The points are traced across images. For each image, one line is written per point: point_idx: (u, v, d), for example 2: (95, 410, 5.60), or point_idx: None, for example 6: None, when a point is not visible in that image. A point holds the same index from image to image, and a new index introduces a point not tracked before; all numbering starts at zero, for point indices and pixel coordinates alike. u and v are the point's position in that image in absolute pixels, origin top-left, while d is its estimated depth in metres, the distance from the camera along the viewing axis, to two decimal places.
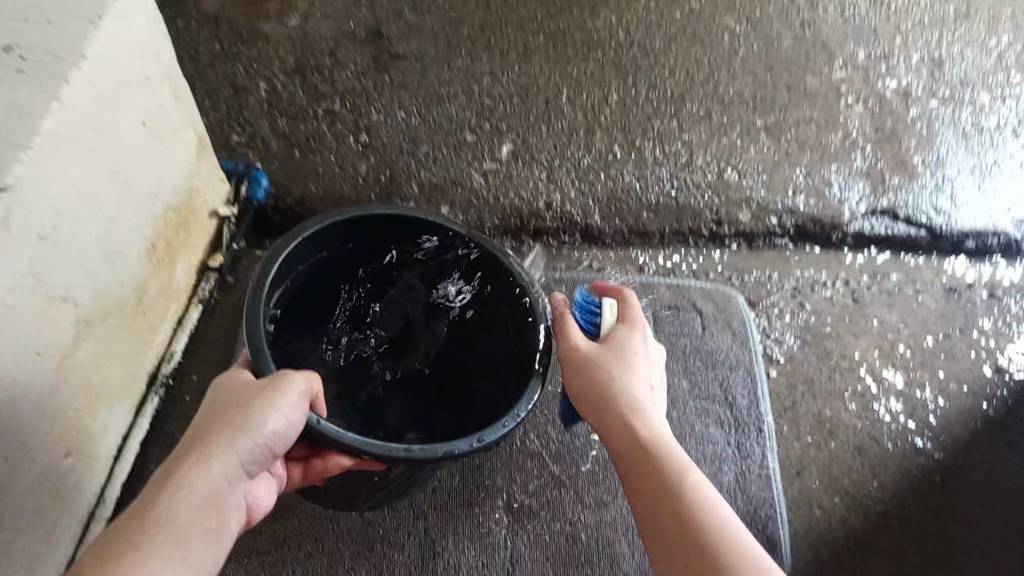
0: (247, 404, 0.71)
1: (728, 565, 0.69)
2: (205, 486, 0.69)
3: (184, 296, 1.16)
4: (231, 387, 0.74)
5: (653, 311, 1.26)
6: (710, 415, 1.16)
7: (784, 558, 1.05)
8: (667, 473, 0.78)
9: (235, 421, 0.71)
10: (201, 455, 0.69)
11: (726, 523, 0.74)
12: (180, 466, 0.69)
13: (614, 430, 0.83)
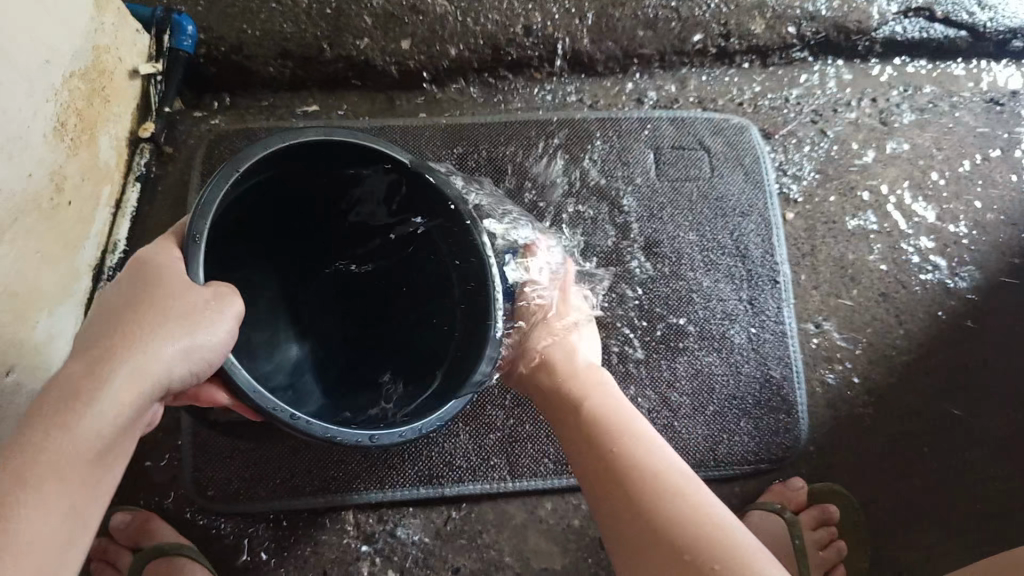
0: (170, 311, 0.60)
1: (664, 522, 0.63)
2: (114, 401, 0.57)
3: (118, 176, 1.01)
4: (147, 279, 0.61)
5: (653, 152, 1.11)
6: (721, 268, 1.06)
7: (800, 422, 1.00)
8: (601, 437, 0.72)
9: (158, 337, 0.59)
10: (115, 372, 0.57)
11: (654, 459, 0.69)
12: (84, 368, 0.57)
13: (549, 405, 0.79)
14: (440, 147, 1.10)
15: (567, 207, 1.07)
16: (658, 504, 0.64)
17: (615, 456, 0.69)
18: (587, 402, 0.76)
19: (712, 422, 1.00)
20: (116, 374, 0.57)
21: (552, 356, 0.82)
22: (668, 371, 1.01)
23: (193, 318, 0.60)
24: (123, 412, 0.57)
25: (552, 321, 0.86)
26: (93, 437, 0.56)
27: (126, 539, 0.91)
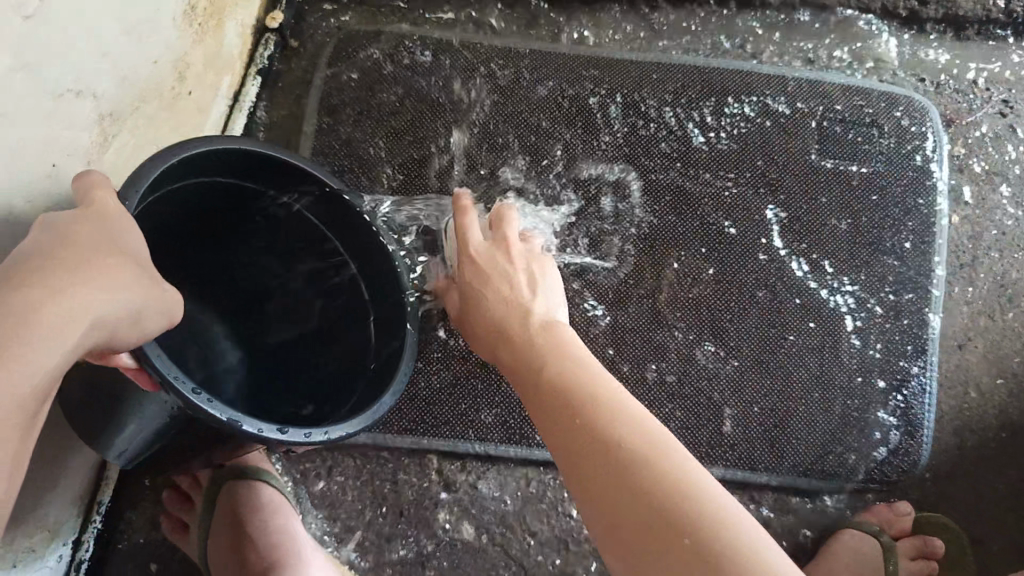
0: (118, 264, 0.49)
1: (631, 474, 0.50)
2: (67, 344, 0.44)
3: (238, 67, 0.94)
4: (89, 220, 0.50)
5: (818, 123, 0.99)
6: (872, 266, 0.96)
7: (922, 446, 0.93)
8: (572, 383, 0.59)
9: (115, 288, 0.48)
10: (69, 311, 0.45)
11: (614, 417, 0.55)
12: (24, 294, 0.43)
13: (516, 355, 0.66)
14: (585, 80, 0.99)
15: (712, 169, 0.97)
16: (619, 471, 0.51)
17: (572, 424, 0.56)
18: (543, 362, 0.63)
19: (830, 429, 0.93)
20: (72, 312, 0.45)
21: (495, 313, 0.69)
22: (794, 370, 0.93)
23: (142, 286, 0.51)
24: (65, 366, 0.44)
25: (489, 266, 0.72)
26: (38, 387, 0.42)
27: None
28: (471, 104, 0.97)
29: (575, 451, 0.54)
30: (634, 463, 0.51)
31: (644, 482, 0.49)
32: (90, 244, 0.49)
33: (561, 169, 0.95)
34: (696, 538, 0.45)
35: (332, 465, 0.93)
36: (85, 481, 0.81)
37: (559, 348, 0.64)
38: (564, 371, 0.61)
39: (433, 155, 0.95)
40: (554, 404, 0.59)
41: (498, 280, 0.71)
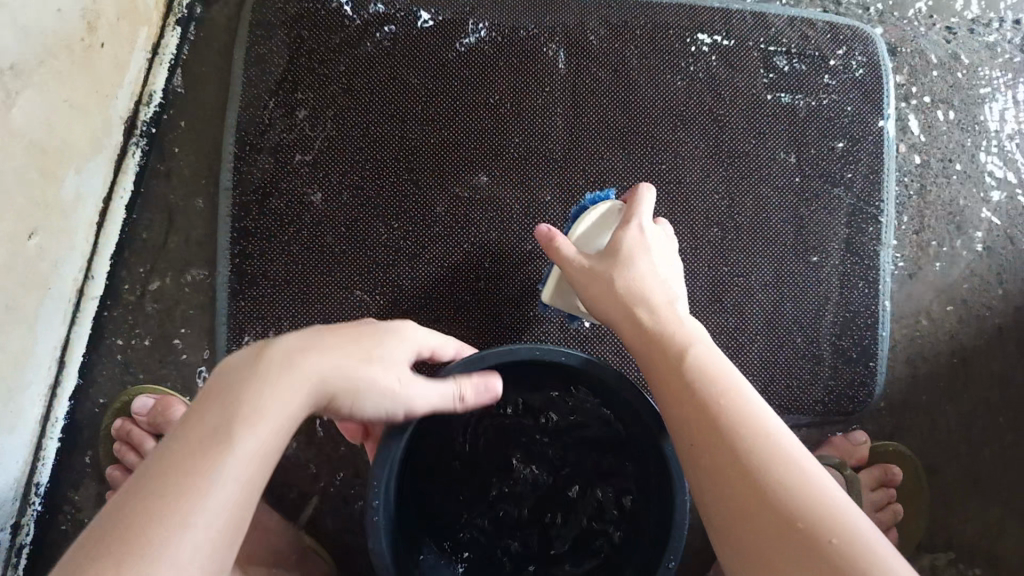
0: (406, 338, 0.58)
1: (776, 483, 0.52)
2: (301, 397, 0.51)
3: (157, 18, 0.88)
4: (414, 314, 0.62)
5: (763, 57, 0.96)
6: (823, 199, 0.95)
7: (878, 377, 0.93)
8: (705, 382, 0.61)
9: (375, 353, 0.56)
10: (320, 356, 0.53)
11: (754, 412, 0.58)
12: (316, 348, 0.53)
13: (643, 342, 0.67)
14: (524, 19, 0.94)
15: (658, 109, 0.94)
16: (761, 467, 0.53)
17: (710, 407, 0.58)
18: (674, 341, 0.65)
19: (785, 366, 0.92)
20: (323, 358, 0.53)
21: (641, 286, 0.71)
22: (747, 309, 0.93)
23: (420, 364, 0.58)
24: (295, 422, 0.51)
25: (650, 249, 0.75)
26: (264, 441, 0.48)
27: (147, 425, 0.83)
28: (407, 46, 0.92)
29: (714, 452, 0.56)
30: (778, 471, 0.53)
31: (788, 493, 0.51)
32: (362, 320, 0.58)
33: (504, 114, 0.92)
34: (843, 541, 0.48)
35: None
36: (17, 458, 0.78)
37: (692, 343, 0.65)
38: (695, 354, 0.63)
39: (372, 103, 0.91)
40: (683, 384, 0.61)
41: (655, 263, 0.73)
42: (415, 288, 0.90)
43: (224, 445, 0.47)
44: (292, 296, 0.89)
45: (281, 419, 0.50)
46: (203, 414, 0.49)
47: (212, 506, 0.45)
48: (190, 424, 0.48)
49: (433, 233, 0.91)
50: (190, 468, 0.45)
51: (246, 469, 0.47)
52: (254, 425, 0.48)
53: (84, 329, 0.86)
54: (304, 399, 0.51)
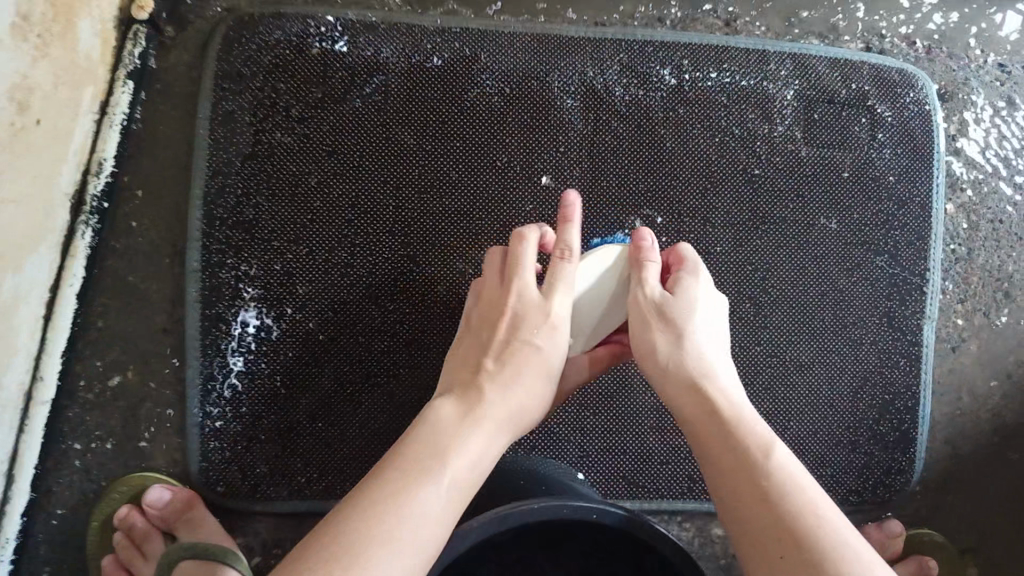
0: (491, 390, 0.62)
1: None
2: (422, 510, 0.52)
3: (103, 73, 0.75)
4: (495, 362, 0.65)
5: (802, 109, 0.85)
6: (864, 268, 0.86)
7: (915, 463, 0.86)
8: (781, 496, 0.53)
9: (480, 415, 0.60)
10: (480, 437, 0.58)
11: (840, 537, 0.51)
12: (422, 441, 0.57)
13: (708, 430, 0.59)
14: (537, 67, 0.82)
15: (687, 169, 0.84)
16: None
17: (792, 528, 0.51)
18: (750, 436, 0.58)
19: (820, 453, 0.85)
20: (482, 439, 0.58)
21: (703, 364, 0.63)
22: (780, 393, 0.85)
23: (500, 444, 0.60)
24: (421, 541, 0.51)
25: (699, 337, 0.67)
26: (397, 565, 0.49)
27: (160, 521, 0.77)
28: (397, 101, 0.80)
29: None
30: None
31: None
32: (505, 371, 0.63)
33: (514, 178, 0.81)
34: None
35: (267, 539, 0.81)
36: None
37: (763, 439, 0.57)
38: (776, 460, 0.56)
39: (360, 168, 0.80)
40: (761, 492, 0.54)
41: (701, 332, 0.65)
42: (414, 381, 0.80)
43: (390, 527, 0.50)
44: (272, 391, 0.79)
45: (419, 528, 0.51)
46: (373, 495, 0.52)
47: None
48: (358, 503, 0.52)
49: (431, 315, 0.81)
50: (350, 554, 0.48)
51: (405, 560, 0.49)
52: (416, 515, 0.51)
53: (34, 436, 0.75)
54: (494, 420, 0.60)
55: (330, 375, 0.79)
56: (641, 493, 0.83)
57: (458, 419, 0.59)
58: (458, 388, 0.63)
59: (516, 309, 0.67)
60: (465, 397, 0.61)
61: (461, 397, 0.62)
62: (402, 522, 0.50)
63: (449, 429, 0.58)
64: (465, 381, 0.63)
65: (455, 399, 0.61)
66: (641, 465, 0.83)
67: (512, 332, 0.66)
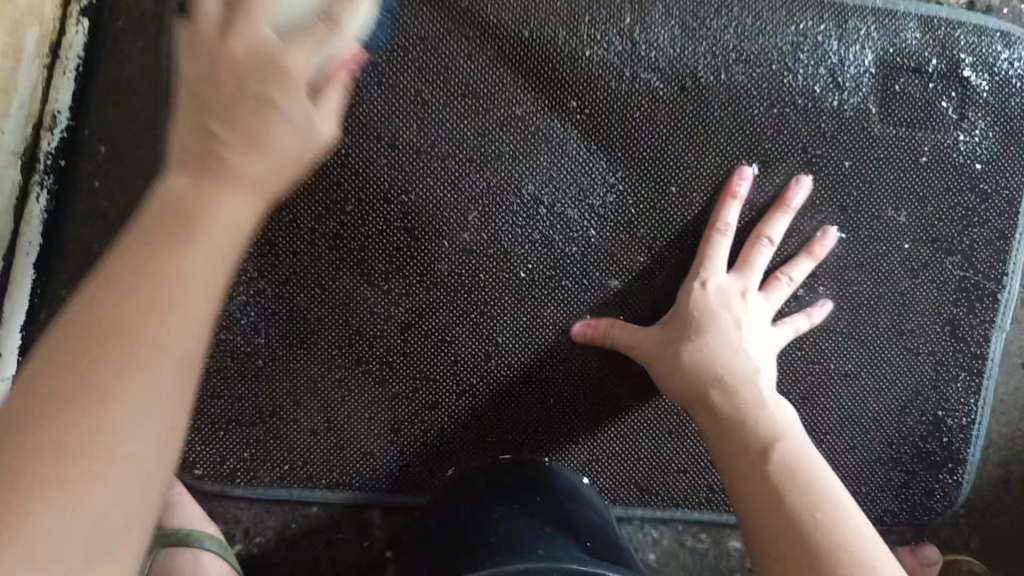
0: (207, 197, 0.47)
1: (806, 527, 0.54)
2: (151, 394, 0.40)
3: (50, 10, 0.65)
4: (207, 196, 0.47)
5: (884, 75, 0.72)
6: (931, 270, 0.74)
7: (962, 483, 0.78)
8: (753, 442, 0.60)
9: (194, 247, 0.44)
10: (252, 203, 0.49)
11: (801, 456, 0.59)
12: (161, 275, 0.43)
13: (696, 391, 0.64)
14: (564, 8, 0.70)
15: (737, 142, 0.72)
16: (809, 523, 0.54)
17: (801, 525, 0.54)
18: (757, 434, 0.61)
19: (859, 471, 0.77)
20: (211, 268, 0.45)
21: (694, 331, 0.66)
22: (823, 405, 0.76)
23: (219, 290, 0.46)
24: (145, 402, 0.40)
25: (716, 308, 0.67)
26: (110, 477, 0.38)
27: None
28: (394, 44, 0.69)
29: (765, 511, 0.56)
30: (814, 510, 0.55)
31: (816, 532, 0.54)
32: (243, 126, 0.51)
33: (529, 140, 0.71)
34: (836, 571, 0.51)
35: (250, 525, 0.76)
36: None
37: (746, 390, 0.63)
38: (760, 424, 0.61)
39: (350, 123, 0.69)
40: (769, 484, 0.57)
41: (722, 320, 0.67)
42: (408, 367, 0.73)
43: (150, 369, 0.40)
44: (255, 372, 0.72)
45: (146, 423, 0.40)
46: (139, 287, 0.42)
47: (122, 488, 0.38)
48: (119, 275, 0.42)
49: (432, 293, 0.72)
50: (58, 451, 0.37)
51: (132, 513, 0.40)
52: (162, 381, 0.41)
53: None
54: (223, 237, 0.46)
55: (314, 355, 0.72)
56: (653, 499, 0.77)
57: (196, 184, 0.47)
58: (202, 164, 0.49)
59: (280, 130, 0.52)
60: (205, 173, 0.48)
61: (188, 167, 0.49)
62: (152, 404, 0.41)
63: (200, 213, 0.46)
64: (193, 153, 0.49)
65: (194, 169, 0.48)
66: (657, 473, 0.77)
67: (235, 83, 0.52)
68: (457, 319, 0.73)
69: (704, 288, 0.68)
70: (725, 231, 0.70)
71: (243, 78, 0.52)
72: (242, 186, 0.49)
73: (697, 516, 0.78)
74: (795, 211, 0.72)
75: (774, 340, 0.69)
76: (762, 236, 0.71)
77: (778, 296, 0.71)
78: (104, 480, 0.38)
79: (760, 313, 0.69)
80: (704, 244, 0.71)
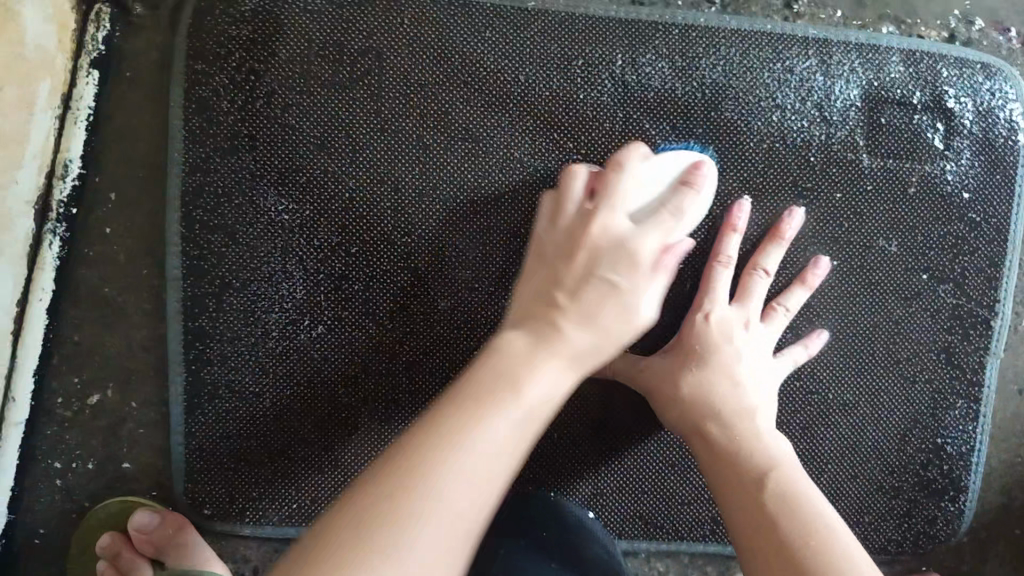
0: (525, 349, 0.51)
1: (803, 554, 0.54)
2: (487, 437, 0.46)
3: (62, 63, 0.68)
4: (550, 313, 0.54)
5: (868, 110, 0.75)
6: (923, 297, 0.76)
7: (964, 510, 0.79)
8: (751, 472, 0.61)
9: (559, 343, 0.52)
10: (581, 335, 0.54)
11: (797, 485, 0.60)
12: (470, 388, 0.48)
13: (693, 422, 0.66)
14: (557, 50, 0.72)
15: (728, 176, 0.74)
16: (802, 548, 0.55)
17: (792, 552, 0.55)
18: (752, 464, 0.62)
19: (860, 500, 0.77)
20: (556, 370, 0.51)
21: (694, 362, 0.67)
22: (822, 434, 0.76)
23: (568, 360, 0.52)
24: (486, 483, 0.45)
25: (717, 339, 0.68)
26: (450, 536, 0.43)
27: (144, 547, 0.73)
28: (395, 88, 0.71)
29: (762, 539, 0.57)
30: (810, 537, 0.55)
31: (812, 557, 0.54)
32: (577, 283, 0.56)
33: (528, 178, 0.73)
34: None
35: (258, 564, 0.77)
36: None
37: (746, 422, 0.65)
38: (760, 455, 0.62)
39: (352, 166, 0.71)
40: (763, 513, 0.58)
41: (724, 351, 0.68)
42: (412, 402, 0.74)
43: (461, 459, 0.45)
44: (261, 411, 0.73)
45: (467, 493, 0.44)
46: (466, 398, 0.47)
47: (448, 530, 0.43)
48: (455, 399, 0.48)
49: (435, 330, 0.74)
50: (411, 507, 0.43)
51: (445, 555, 0.42)
52: (475, 462, 0.45)
53: (8, 457, 0.71)
54: (572, 357, 0.52)
55: (320, 393, 0.73)
56: (657, 531, 0.77)
57: (529, 344, 0.52)
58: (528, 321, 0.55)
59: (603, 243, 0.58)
60: (534, 316, 0.55)
61: (518, 326, 0.54)
62: (482, 437, 0.46)
63: (512, 360, 0.50)
64: (538, 314, 0.55)
65: (526, 329, 0.53)
66: (660, 504, 0.77)
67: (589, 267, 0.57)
68: (460, 354, 0.74)
69: (706, 320, 0.69)
70: (726, 263, 0.70)
71: (549, 247, 0.61)
72: (575, 332, 0.53)
73: (700, 549, 0.78)
74: (789, 242, 0.73)
75: (774, 374, 0.70)
76: (757, 268, 0.72)
77: (776, 325, 0.72)
78: (440, 516, 0.43)
79: (757, 342, 0.70)
80: (705, 276, 0.71)
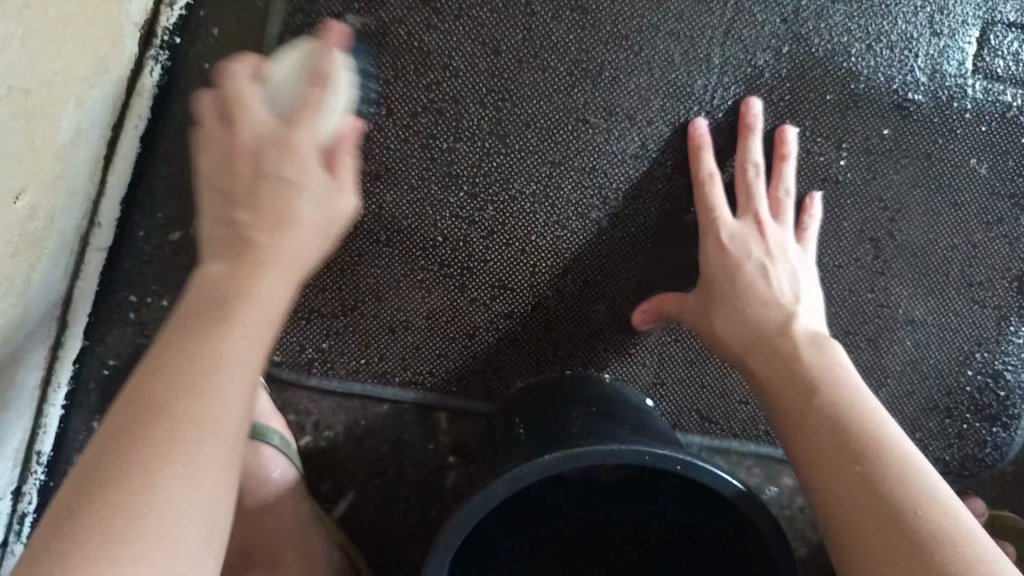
0: (240, 277, 0.47)
1: (867, 477, 0.49)
2: (204, 402, 0.42)
3: None
4: (263, 231, 0.49)
5: (973, 29, 0.75)
6: (1005, 224, 0.76)
7: (1015, 438, 0.80)
8: (803, 396, 0.56)
9: (260, 295, 0.46)
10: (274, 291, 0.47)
11: (853, 397, 0.55)
12: (194, 340, 0.43)
13: (741, 348, 0.62)
14: None
15: (830, 79, 0.73)
16: (866, 468, 0.50)
17: (854, 477, 0.50)
18: (806, 382, 0.57)
19: (915, 417, 0.78)
20: (264, 330, 0.46)
21: (729, 281, 0.65)
22: (887, 348, 0.77)
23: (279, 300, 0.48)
24: (216, 470, 0.41)
25: (752, 252, 0.66)
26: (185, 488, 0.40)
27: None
28: None
29: (824, 468, 0.52)
30: (873, 457, 0.50)
31: (874, 479, 0.49)
32: (269, 224, 0.49)
33: (630, 58, 0.72)
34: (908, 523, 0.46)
35: (319, 419, 0.77)
36: (13, 432, 0.68)
37: (789, 338, 0.60)
38: (811, 367, 0.58)
39: (457, 26, 0.72)
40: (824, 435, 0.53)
41: (761, 260, 0.66)
42: (488, 271, 0.75)
43: (180, 436, 0.40)
44: (338, 265, 0.74)
45: (211, 447, 0.41)
46: (176, 370, 0.42)
47: (178, 497, 0.39)
48: (229, 396, 0.43)
49: (516, 202, 0.74)
50: (165, 459, 0.39)
51: (202, 507, 0.40)
52: (206, 437, 0.41)
53: (89, 284, 0.73)
54: (265, 313, 0.46)
55: (400, 256, 0.74)
56: (713, 428, 0.79)
57: (230, 270, 0.47)
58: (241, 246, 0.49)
59: (287, 154, 0.51)
60: (240, 261, 0.48)
61: (222, 252, 0.49)
62: (201, 421, 0.41)
63: (215, 316, 0.45)
64: (223, 239, 0.49)
65: (284, 276, 0.49)
66: (718, 401, 0.79)
67: (255, 170, 0.51)
68: (540, 229, 0.74)
69: (723, 244, 0.67)
70: (756, 165, 0.70)
71: (261, 164, 0.51)
72: (282, 288, 0.48)
73: (754, 450, 0.80)
74: (794, 157, 0.72)
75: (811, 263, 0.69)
76: (781, 189, 0.71)
77: (789, 214, 0.70)
78: (185, 481, 0.40)
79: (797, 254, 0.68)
80: (701, 201, 0.69)
